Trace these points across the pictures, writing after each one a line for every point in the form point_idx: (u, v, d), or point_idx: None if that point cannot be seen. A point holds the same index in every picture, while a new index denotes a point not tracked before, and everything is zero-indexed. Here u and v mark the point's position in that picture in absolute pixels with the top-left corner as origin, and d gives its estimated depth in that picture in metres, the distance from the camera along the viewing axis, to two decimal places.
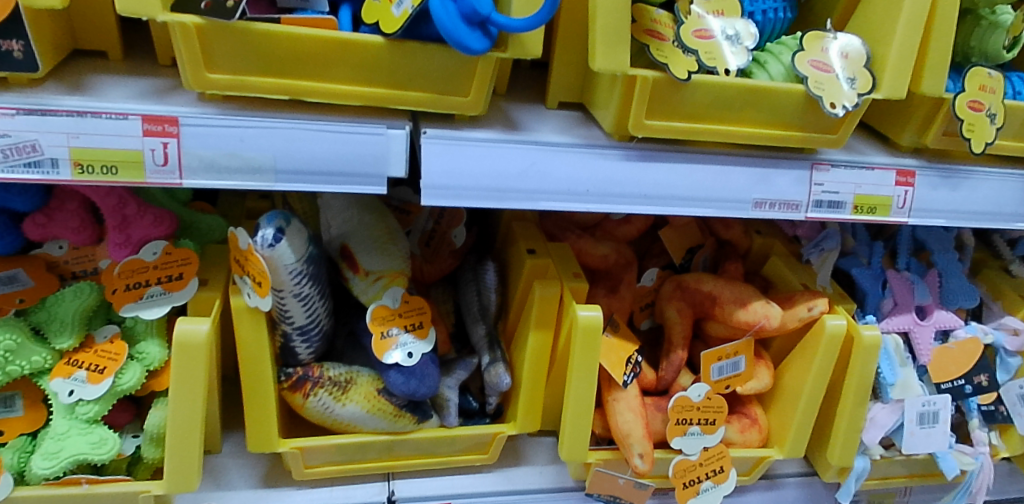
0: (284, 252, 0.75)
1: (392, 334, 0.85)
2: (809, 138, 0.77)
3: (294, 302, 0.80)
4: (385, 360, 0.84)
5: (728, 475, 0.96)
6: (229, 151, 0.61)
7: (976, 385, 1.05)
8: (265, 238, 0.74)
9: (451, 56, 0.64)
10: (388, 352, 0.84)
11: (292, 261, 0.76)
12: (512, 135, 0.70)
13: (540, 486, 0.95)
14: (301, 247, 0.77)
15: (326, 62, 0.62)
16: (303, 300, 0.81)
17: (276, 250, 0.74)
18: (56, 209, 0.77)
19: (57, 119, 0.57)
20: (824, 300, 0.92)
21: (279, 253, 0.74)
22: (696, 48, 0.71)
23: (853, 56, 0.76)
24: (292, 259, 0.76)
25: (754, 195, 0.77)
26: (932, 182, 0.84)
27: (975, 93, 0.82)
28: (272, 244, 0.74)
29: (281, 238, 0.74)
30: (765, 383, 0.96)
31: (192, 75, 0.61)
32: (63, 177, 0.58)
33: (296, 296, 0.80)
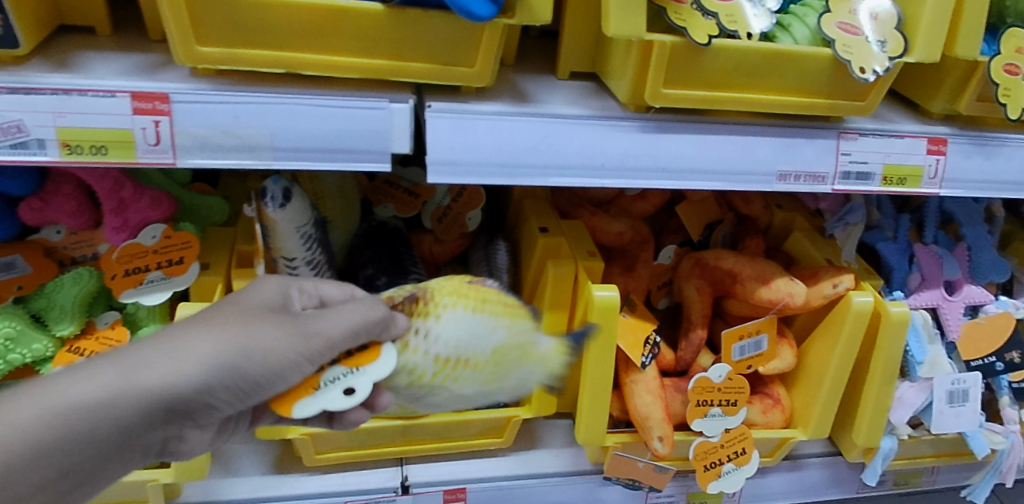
0: (292, 213, 0.74)
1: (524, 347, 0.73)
2: (837, 105, 0.73)
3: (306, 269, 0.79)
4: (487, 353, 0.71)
5: (751, 457, 0.93)
6: (223, 129, 0.58)
7: (1008, 362, 1.01)
8: (274, 197, 0.73)
9: (455, 24, 0.60)
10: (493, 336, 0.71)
11: (300, 224, 0.75)
12: (522, 107, 0.67)
13: (556, 470, 0.92)
14: (308, 210, 0.76)
15: (323, 33, 0.59)
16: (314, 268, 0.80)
17: (285, 211, 0.73)
18: (52, 193, 0.75)
19: (42, 97, 0.54)
20: (850, 276, 0.88)
21: (288, 214, 0.73)
22: (717, 10, 0.67)
23: (883, 18, 0.71)
24: (300, 221, 0.75)
25: (777, 167, 0.74)
26: (965, 150, 0.79)
27: (1011, 56, 0.77)
28: (282, 205, 0.73)
29: (289, 199, 0.73)
30: (788, 362, 0.93)
31: (182, 49, 0.58)
32: (51, 157, 0.56)
33: (307, 263, 0.78)
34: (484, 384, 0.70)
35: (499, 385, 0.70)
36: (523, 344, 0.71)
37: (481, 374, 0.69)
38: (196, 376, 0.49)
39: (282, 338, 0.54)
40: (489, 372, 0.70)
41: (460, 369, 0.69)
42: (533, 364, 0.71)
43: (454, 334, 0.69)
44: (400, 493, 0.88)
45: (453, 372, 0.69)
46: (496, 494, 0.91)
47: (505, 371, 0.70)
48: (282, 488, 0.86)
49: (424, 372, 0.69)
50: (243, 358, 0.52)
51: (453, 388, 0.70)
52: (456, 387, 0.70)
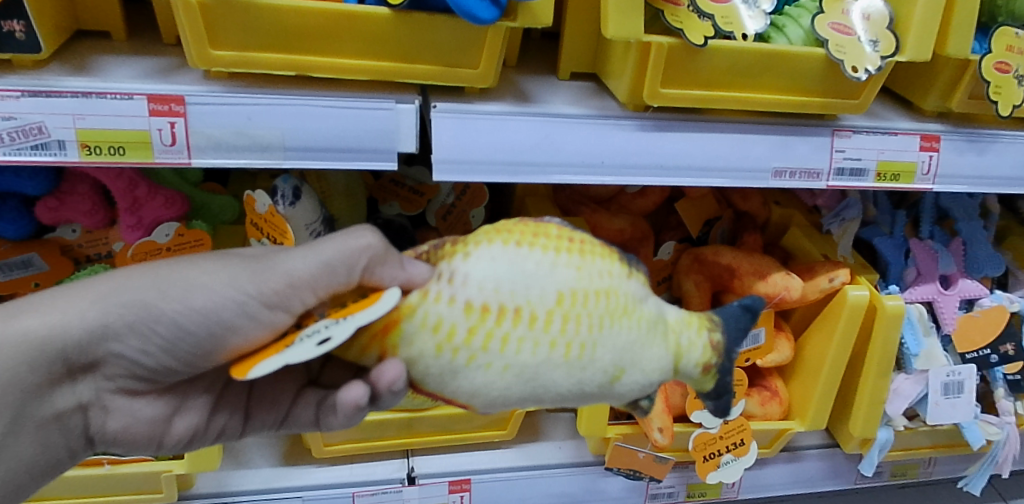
0: (302, 210, 0.77)
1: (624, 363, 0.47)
2: (831, 104, 0.75)
3: None
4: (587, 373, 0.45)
5: (749, 448, 0.95)
6: (237, 130, 0.61)
7: (1002, 354, 1.03)
8: (284, 196, 0.76)
9: (460, 27, 0.62)
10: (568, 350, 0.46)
11: (310, 220, 0.78)
12: (524, 107, 0.69)
13: (559, 461, 0.95)
14: (317, 208, 0.79)
15: (333, 37, 0.61)
16: None
17: (294, 209, 0.76)
18: (67, 193, 0.77)
19: (62, 100, 0.57)
20: (846, 270, 0.90)
21: (298, 211, 0.77)
22: (713, 12, 0.69)
23: (875, 18, 0.73)
24: (309, 218, 0.78)
25: (773, 164, 0.76)
26: (958, 147, 0.81)
27: (1002, 54, 0.79)
28: (291, 203, 0.76)
29: (299, 197, 0.77)
30: (786, 355, 0.95)
31: (197, 53, 0.60)
32: (71, 158, 0.58)
33: None
34: (559, 359, 0.45)
35: (584, 359, 0.45)
36: (615, 295, 0.47)
37: (554, 341, 0.45)
38: (94, 326, 0.44)
39: (236, 264, 0.46)
40: (568, 337, 0.45)
41: (519, 328, 0.45)
42: (633, 324, 0.47)
43: (508, 276, 0.45)
44: (407, 484, 0.90)
45: (509, 331, 0.44)
46: (501, 486, 0.93)
47: (593, 333, 0.46)
48: (292, 480, 0.88)
49: (468, 331, 0.45)
50: (157, 293, 0.45)
51: (508, 362, 0.44)
52: (512, 359, 0.44)
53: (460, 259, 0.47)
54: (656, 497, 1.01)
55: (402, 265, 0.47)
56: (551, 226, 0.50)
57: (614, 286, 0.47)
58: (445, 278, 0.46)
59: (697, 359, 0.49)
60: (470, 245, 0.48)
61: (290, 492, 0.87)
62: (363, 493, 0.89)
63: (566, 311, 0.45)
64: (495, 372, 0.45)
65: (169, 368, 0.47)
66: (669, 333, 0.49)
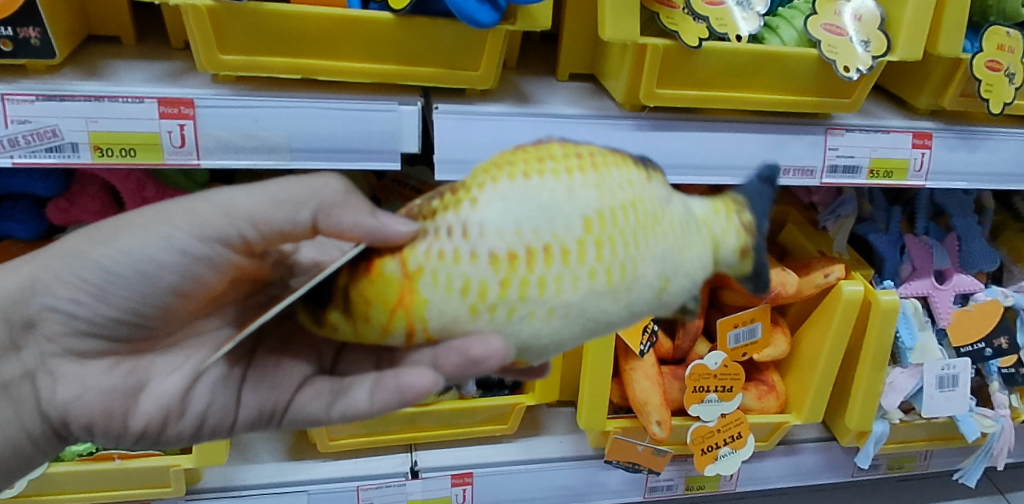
0: None
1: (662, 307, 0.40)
2: (823, 103, 0.76)
3: None
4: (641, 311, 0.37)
5: (746, 441, 0.97)
6: (244, 131, 0.62)
7: (996, 347, 1.05)
8: None
9: (460, 31, 0.64)
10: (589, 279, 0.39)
11: None
12: (524, 108, 0.71)
13: (559, 455, 0.96)
14: None
15: (337, 41, 0.63)
16: None
17: None
18: (78, 194, 0.79)
19: (75, 104, 0.59)
20: (841, 266, 0.92)
21: None
22: (707, 14, 0.70)
23: (867, 18, 0.75)
24: None
25: (768, 162, 0.77)
26: (950, 144, 0.83)
27: (992, 53, 0.80)
28: None
29: None
30: (781, 350, 0.97)
31: (206, 57, 0.62)
32: (84, 160, 0.60)
33: None
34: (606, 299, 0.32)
35: (628, 283, 0.32)
36: (653, 209, 0.32)
37: (590, 268, 0.31)
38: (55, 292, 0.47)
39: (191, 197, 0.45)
40: (606, 260, 0.31)
41: (546, 267, 0.31)
42: (668, 231, 0.32)
43: (522, 210, 0.31)
44: (410, 478, 0.92)
45: (531, 277, 0.31)
46: (503, 479, 0.94)
47: (632, 251, 0.31)
48: (297, 473, 0.90)
49: (486, 288, 0.31)
50: (90, 241, 0.47)
51: (547, 312, 0.32)
52: (543, 308, 0.31)
53: (459, 208, 0.33)
54: (656, 490, 1.03)
55: (376, 216, 0.35)
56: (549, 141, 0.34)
57: (648, 195, 0.32)
58: (438, 233, 0.33)
59: (731, 249, 0.33)
60: (472, 188, 0.33)
61: (296, 486, 0.89)
62: (367, 487, 0.90)
63: (595, 237, 0.31)
64: (535, 319, 0.32)
65: (110, 319, 0.47)
66: (700, 225, 0.33)
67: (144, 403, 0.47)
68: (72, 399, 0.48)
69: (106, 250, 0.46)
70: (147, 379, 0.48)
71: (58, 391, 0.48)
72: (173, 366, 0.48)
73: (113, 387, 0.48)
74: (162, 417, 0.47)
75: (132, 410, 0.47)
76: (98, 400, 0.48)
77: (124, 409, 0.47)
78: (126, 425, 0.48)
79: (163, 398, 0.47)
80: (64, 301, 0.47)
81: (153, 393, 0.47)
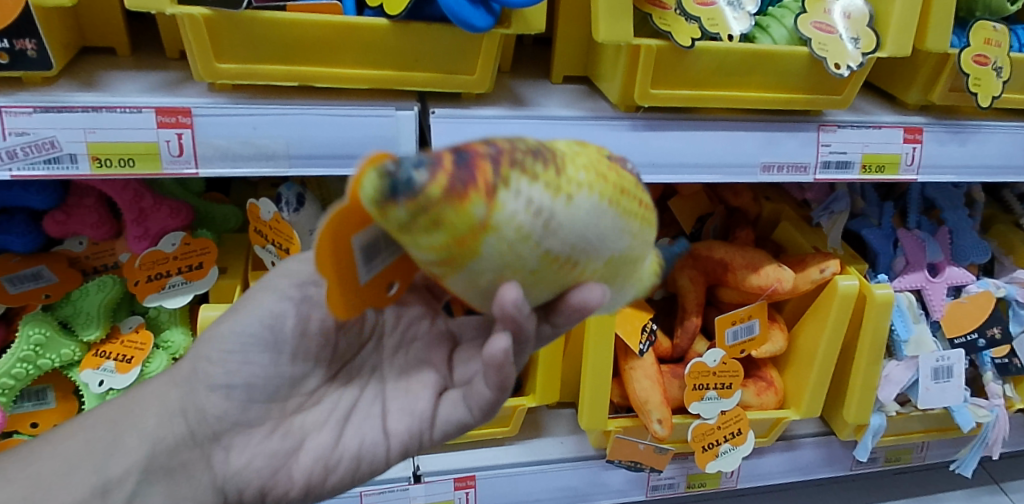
0: (306, 216, 0.79)
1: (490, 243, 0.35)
2: (815, 100, 0.77)
3: None
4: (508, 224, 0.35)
5: (746, 437, 0.97)
6: (242, 139, 0.62)
7: (989, 338, 1.06)
8: (289, 202, 0.78)
9: (456, 35, 0.64)
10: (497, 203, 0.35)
11: (314, 225, 0.80)
12: (520, 111, 0.71)
13: (561, 456, 0.97)
14: (319, 214, 0.81)
15: (335, 47, 0.63)
16: None
17: (298, 214, 0.79)
18: (74, 206, 0.80)
19: (73, 115, 0.59)
20: (835, 261, 0.92)
21: (302, 217, 0.79)
22: (699, 15, 0.71)
23: (855, 16, 0.76)
24: (312, 224, 0.80)
25: (762, 158, 0.77)
26: (940, 138, 0.83)
27: (980, 48, 0.81)
28: (296, 209, 0.79)
29: (303, 202, 0.79)
30: (780, 346, 0.97)
31: (202, 67, 0.62)
32: (83, 171, 0.60)
33: None
34: (577, 283, 0.42)
35: None
36: (636, 261, 0.45)
37: (572, 246, 0.38)
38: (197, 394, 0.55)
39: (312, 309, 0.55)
40: (613, 278, 0.44)
41: (552, 229, 0.37)
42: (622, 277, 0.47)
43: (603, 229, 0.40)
44: (413, 482, 0.92)
45: (541, 276, 0.39)
46: (505, 481, 0.95)
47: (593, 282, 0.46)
48: None
49: (505, 241, 0.36)
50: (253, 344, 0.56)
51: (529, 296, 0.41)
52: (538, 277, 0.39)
53: (552, 200, 0.36)
54: (657, 488, 1.03)
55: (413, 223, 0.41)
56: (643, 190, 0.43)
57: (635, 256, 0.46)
58: (524, 203, 0.35)
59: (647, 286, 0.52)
60: (571, 184, 0.37)
61: None
62: (371, 492, 0.91)
63: (604, 273, 0.42)
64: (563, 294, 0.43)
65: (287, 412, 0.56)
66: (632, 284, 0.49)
67: (303, 457, 0.56)
68: (244, 466, 0.55)
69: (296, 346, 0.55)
70: (302, 438, 0.56)
71: (230, 460, 0.55)
72: (319, 424, 0.57)
73: (277, 450, 0.56)
74: (320, 468, 0.56)
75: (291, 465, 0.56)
76: (265, 463, 0.56)
77: (284, 466, 0.56)
78: (285, 480, 0.56)
79: (317, 451, 0.56)
80: (219, 375, 0.55)
81: (309, 448, 0.56)
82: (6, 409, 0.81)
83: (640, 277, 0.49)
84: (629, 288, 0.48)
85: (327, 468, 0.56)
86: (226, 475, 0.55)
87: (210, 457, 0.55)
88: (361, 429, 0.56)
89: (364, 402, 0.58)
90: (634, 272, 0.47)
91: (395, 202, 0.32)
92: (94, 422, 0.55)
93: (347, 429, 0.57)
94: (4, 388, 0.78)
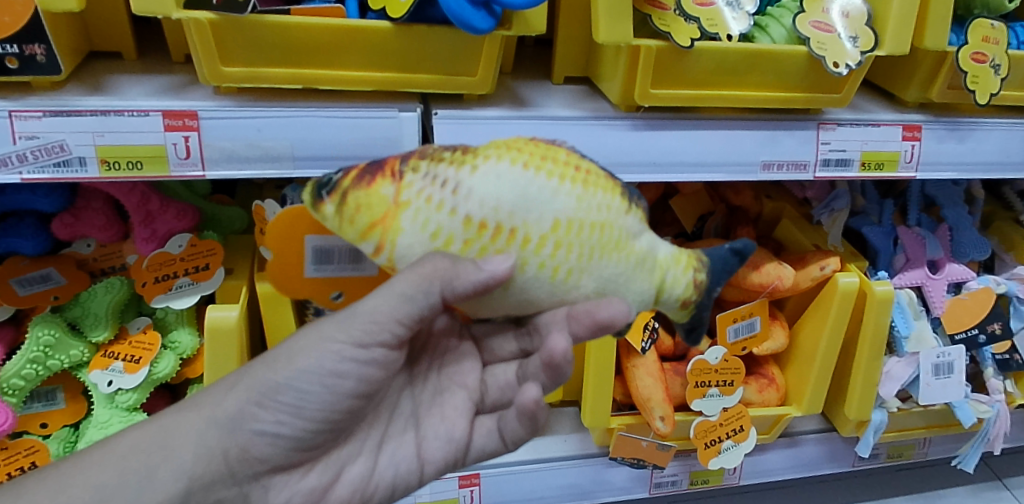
0: None
1: (408, 197, 0.45)
2: (814, 98, 0.78)
3: None
4: (409, 182, 0.45)
5: (748, 434, 0.98)
6: (247, 142, 0.63)
7: (990, 333, 1.06)
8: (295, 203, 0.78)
9: (459, 38, 0.65)
10: (401, 176, 0.46)
11: None
12: (521, 111, 0.72)
13: (564, 454, 0.98)
14: None
15: (340, 50, 0.64)
16: None
17: None
18: (82, 209, 0.81)
19: (81, 119, 0.60)
20: (836, 258, 0.93)
21: None
22: (698, 15, 0.72)
23: (854, 15, 0.76)
24: None
25: (761, 157, 0.78)
26: (938, 135, 0.84)
27: (978, 45, 0.82)
28: None
29: None
30: (780, 343, 0.98)
31: (209, 70, 0.63)
32: (91, 174, 0.61)
33: None
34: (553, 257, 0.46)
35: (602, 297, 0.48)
36: (611, 227, 0.47)
37: (490, 209, 0.45)
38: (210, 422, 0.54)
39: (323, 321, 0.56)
40: (587, 247, 0.46)
41: (467, 199, 0.45)
42: (625, 255, 0.48)
43: (511, 186, 0.45)
44: None
45: (490, 247, 0.45)
46: (510, 479, 0.96)
47: (587, 264, 0.47)
48: None
49: (423, 212, 0.45)
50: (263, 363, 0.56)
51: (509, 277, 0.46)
52: (497, 246, 0.45)
53: (455, 169, 0.46)
54: (660, 485, 1.04)
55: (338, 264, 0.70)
56: (560, 151, 0.49)
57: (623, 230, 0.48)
58: (430, 178, 0.45)
59: (687, 282, 0.51)
60: (473, 158, 0.46)
61: None
62: None
63: (565, 237, 0.46)
64: (546, 274, 0.46)
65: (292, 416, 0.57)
66: (656, 269, 0.50)
67: (343, 487, 0.60)
68: None
69: (300, 353, 0.55)
70: (340, 469, 0.60)
71: (269, 499, 0.57)
72: (354, 456, 0.61)
73: (314, 485, 0.59)
74: (358, 497, 0.61)
75: (329, 495, 0.60)
76: (305, 499, 0.59)
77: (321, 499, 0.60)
78: None
79: (355, 481, 0.61)
80: (231, 394, 0.55)
81: (347, 479, 0.61)
82: (16, 410, 0.82)
83: (647, 259, 0.49)
84: (635, 269, 0.49)
85: (364, 496, 0.61)
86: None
87: (248, 495, 0.56)
88: (396, 458, 0.62)
89: (396, 434, 0.62)
90: (622, 243, 0.48)
91: (323, 200, 0.47)
92: (129, 446, 0.53)
93: (382, 458, 0.62)
94: (13, 389, 0.79)
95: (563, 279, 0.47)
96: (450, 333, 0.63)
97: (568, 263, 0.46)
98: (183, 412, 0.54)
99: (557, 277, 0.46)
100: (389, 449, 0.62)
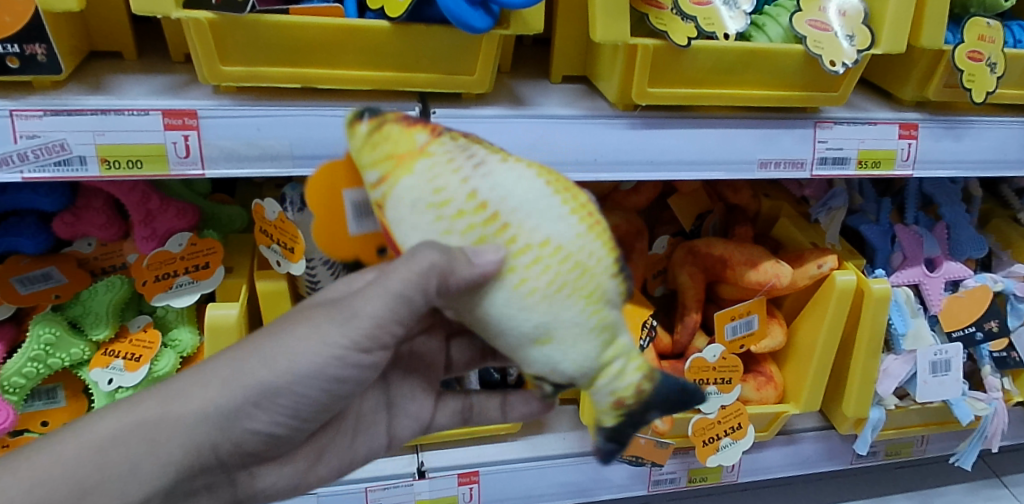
0: (309, 216, 0.81)
1: (429, 153, 0.46)
2: (810, 97, 0.78)
3: (323, 269, 0.85)
4: (434, 146, 0.46)
5: (746, 431, 0.98)
6: (247, 141, 0.64)
7: (987, 331, 1.06)
8: (293, 202, 0.80)
9: (458, 37, 0.65)
10: (432, 137, 0.47)
11: None
12: (520, 110, 0.72)
13: (563, 452, 0.98)
14: None
15: (338, 49, 0.65)
16: (331, 267, 0.86)
17: (302, 214, 0.80)
18: (83, 208, 0.81)
19: (82, 118, 0.60)
20: (833, 256, 0.93)
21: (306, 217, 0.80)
22: (695, 14, 0.73)
23: (850, 14, 0.77)
24: None
25: (759, 155, 0.79)
26: (935, 134, 0.84)
27: (974, 44, 0.82)
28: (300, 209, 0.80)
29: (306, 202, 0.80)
30: (779, 340, 0.98)
31: (208, 70, 0.63)
32: (92, 173, 0.61)
33: (325, 262, 0.84)
34: (531, 283, 0.45)
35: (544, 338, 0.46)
36: (591, 278, 0.46)
37: (496, 195, 0.46)
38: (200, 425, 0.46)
39: None
40: (562, 279, 0.45)
41: (484, 188, 0.46)
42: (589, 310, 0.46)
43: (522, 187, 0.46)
44: (417, 478, 0.93)
45: (478, 228, 0.45)
46: (509, 477, 0.96)
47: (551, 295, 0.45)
48: None
49: (440, 175, 0.46)
50: None
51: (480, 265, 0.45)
52: (489, 241, 0.45)
53: (487, 155, 0.48)
54: (659, 483, 1.04)
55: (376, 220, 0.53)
56: (583, 194, 0.50)
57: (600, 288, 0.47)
58: (458, 148, 0.47)
59: (630, 382, 0.49)
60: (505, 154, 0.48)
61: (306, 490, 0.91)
62: (376, 488, 0.92)
63: (547, 258, 0.45)
64: (515, 282, 0.45)
65: None
66: (610, 347, 0.48)
67: (323, 467, 0.60)
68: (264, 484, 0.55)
69: None
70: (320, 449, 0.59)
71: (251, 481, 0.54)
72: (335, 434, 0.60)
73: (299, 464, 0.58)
74: (331, 473, 0.61)
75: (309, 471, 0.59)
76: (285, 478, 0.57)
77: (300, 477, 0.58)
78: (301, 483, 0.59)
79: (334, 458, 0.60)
80: None
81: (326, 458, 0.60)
82: (17, 408, 0.82)
83: (610, 331, 0.48)
84: (592, 332, 0.47)
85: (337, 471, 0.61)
86: (250, 495, 0.56)
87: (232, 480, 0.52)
88: (372, 437, 0.62)
89: (374, 414, 0.62)
90: (594, 299, 0.46)
91: (362, 120, 0.47)
92: None
93: (359, 436, 0.61)
94: (14, 387, 0.80)
95: (534, 308, 0.45)
96: (427, 332, 0.65)
97: (546, 293, 0.45)
98: (160, 404, 0.46)
99: (518, 289, 0.45)
100: (368, 428, 0.62)
